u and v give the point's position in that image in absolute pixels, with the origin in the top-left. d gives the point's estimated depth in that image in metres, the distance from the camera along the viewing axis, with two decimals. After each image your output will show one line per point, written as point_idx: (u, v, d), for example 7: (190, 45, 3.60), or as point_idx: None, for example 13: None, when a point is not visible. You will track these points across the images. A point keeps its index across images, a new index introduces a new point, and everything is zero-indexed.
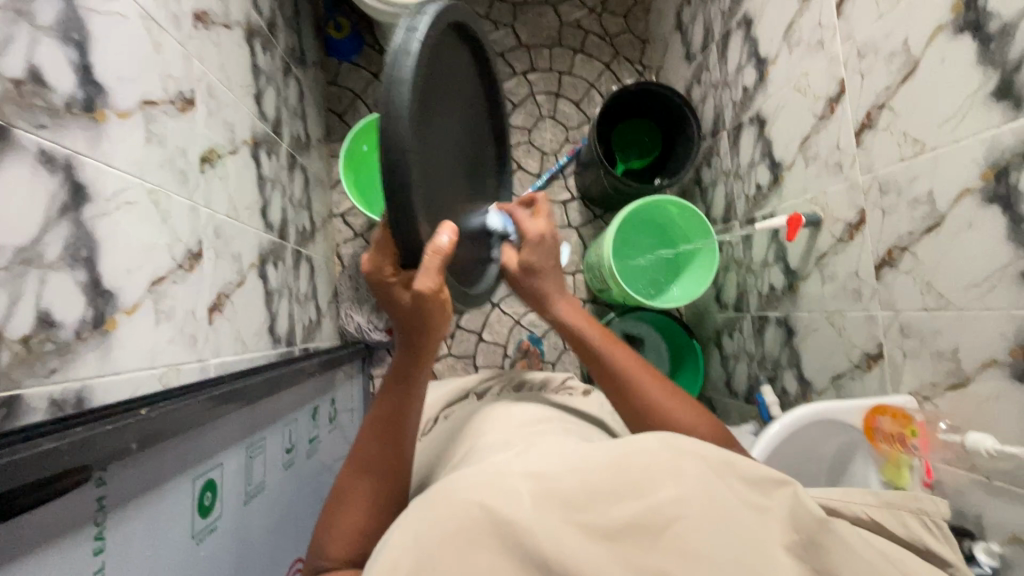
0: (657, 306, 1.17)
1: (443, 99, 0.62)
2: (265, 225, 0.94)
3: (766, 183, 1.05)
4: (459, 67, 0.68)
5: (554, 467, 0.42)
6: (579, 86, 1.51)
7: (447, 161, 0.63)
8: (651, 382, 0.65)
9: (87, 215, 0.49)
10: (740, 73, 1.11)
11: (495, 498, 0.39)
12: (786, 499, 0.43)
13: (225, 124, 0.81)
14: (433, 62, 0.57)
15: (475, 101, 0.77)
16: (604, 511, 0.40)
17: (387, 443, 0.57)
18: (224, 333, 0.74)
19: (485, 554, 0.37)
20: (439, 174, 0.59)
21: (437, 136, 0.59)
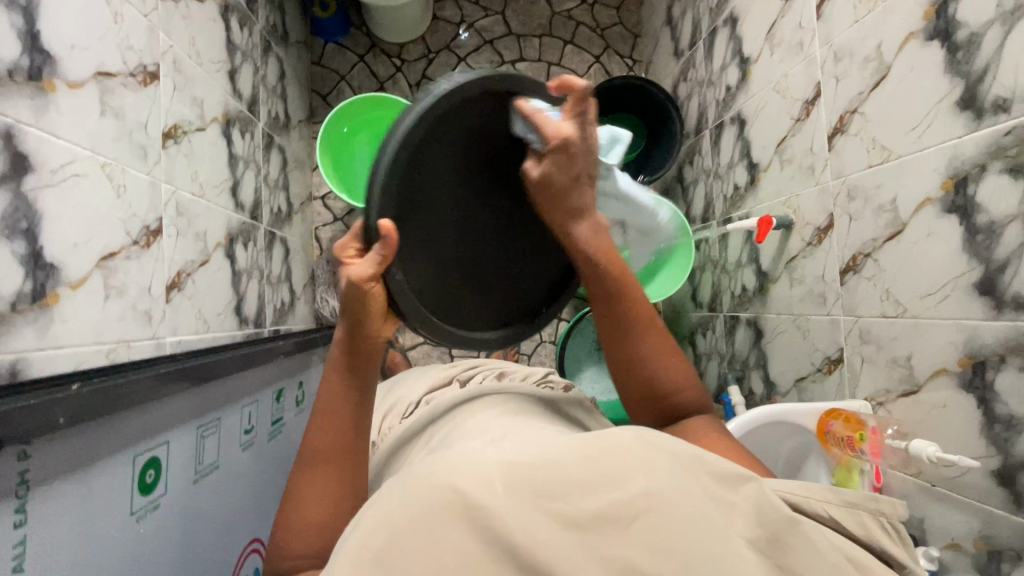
0: None
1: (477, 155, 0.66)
2: (235, 205, 0.93)
3: (743, 183, 1.05)
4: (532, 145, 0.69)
5: (533, 457, 0.41)
6: (568, 77, 1.50)
7: (450, 206, 0.65)
8: (659, 335, 0.62)
9: (28, 185, 0.48)
10: (724, 72, 1.11)
11: (464, 482, 0.39)
12: (752, 495, 0.42)
13: (194, 100, 0.80)
14: (467, 119, 0.64)
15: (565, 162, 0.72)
16: (577, 502, 0.39)
17: (343, 437, 0.56)
18: (183, 312, 0.73)
19: (451, 533, 0.37)
20: (426, 208, 0.63)
21: (440, 177, 0.64)
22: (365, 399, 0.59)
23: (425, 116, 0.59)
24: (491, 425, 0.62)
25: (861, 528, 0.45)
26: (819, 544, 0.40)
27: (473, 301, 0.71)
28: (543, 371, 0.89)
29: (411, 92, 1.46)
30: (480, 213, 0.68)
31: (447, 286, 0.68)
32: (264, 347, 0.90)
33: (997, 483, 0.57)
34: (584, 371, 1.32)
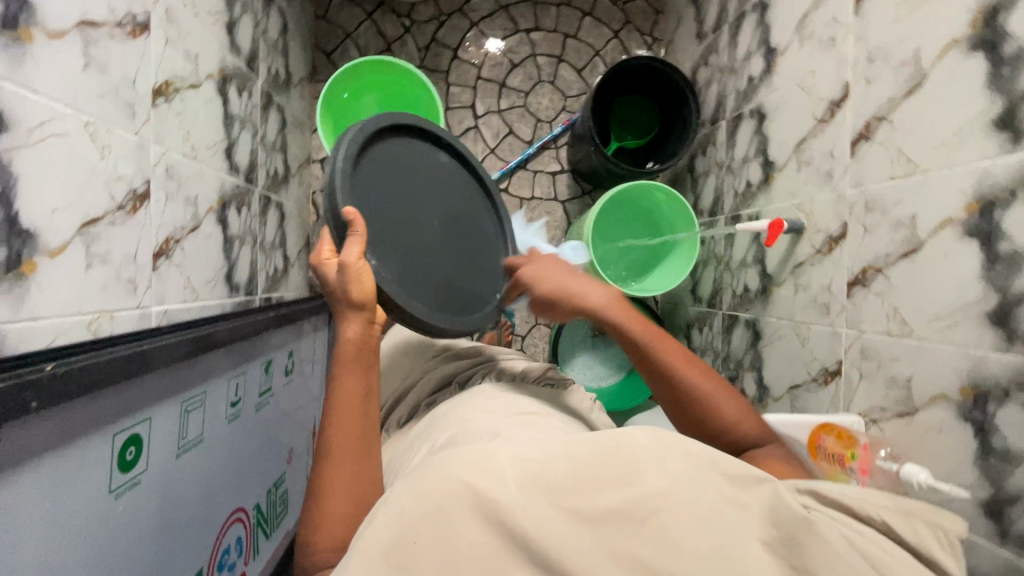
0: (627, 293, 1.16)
1: (405, 170, 0.84)
2: (229, 168, 0.89)
3: (756, 181, 1.02)
4: (441, 168, 0.91)
5: (542, 459, 0.49)
6: (583, 52, 1.44)
7: (399, 209, 0.81)
8: (699, 373, 0.77)
9: (4, 146, 0.45)
10: (748, 61, 1.06)
11: (479, 480, 0.46)
12: (765, 495, 0.46)
13: (187, 55, 0.75)
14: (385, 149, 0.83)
15: (454, 182, 0.92)
16: (588, 500, 0.46)
17: (358, 433, 0.64)
18: (171, 281, 0.71)
19: (469, 524, 0.45)
20: (380, 207, 0.78)
21: (384, 188, 0.80)
22: (369, 403, 0.67)
23: (352, 143, 0.74)
24: (495, 424, 0.70)
25: (911, 530, 0.46)
26: (836, 543, 0.42)
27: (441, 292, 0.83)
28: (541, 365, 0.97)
29: (419, 56, 1.39)
30: (422, 211, 0.84)
31: (413, 273, 0.79)
32: (275, 325, 0.92)
33: (984, 514, 0.57)
34: (576, 358, 1.33)
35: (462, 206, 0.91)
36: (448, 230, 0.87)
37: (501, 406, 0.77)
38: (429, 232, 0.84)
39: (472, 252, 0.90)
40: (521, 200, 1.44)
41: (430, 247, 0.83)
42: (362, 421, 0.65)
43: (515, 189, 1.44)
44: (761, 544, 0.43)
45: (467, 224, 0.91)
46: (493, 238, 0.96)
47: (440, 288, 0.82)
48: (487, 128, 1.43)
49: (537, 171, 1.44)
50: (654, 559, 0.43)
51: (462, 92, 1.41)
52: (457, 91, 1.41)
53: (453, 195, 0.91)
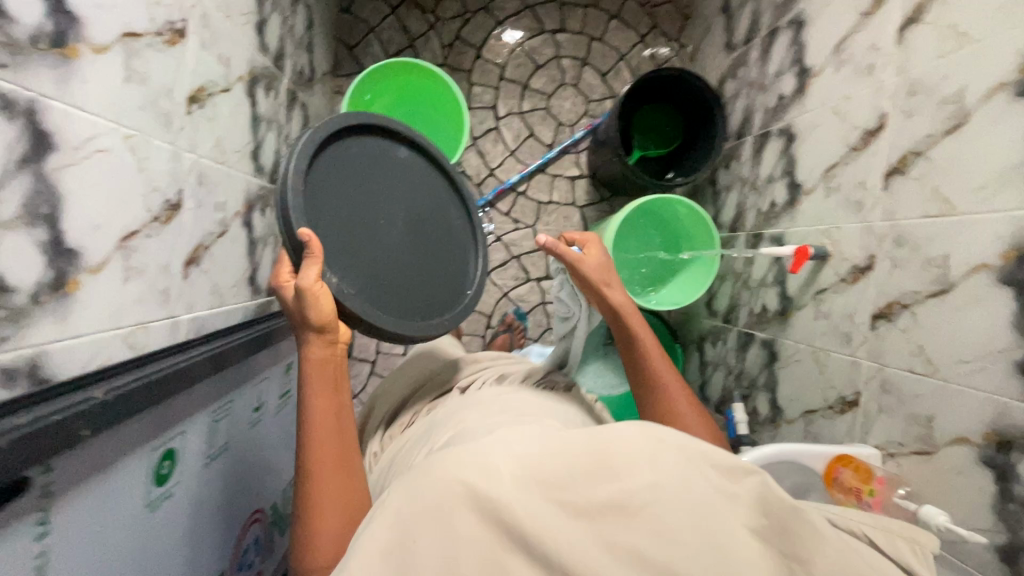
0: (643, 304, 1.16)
1: (361, 174, 0.82)
2: (255, 169, 0.89)
3: (781, 202, 1.02)
4: (398, 164, 0.89)
5: (537, 453, 0.48)
6: (608, 56, 1.42)
7: (359, 217, 0.80)
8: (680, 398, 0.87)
9: (50, 166, 0.45)
10: (779, 79, 1.04)
11: (476, 475, 0.45)
12: (755, 487, 0.49)
13: (220, 59, 0.74)
14: (343, 151, 0.81)
15: (415, 180, 0.91)
16: (584, 492, 0.46)
17: (340, 440, 0.67)
18: (201, 288, 0.71)
19: (466, 519, 0.43)
20: (338, 217, 0.77)
21: (345, 195, 0.79)
22: (345, 413, 0.69)
23: (307, 149, 0.73)
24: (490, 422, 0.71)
25: (891, 547, 0.54)
26: (826, 532, 0.47)
27: (408, 296, 0.83)
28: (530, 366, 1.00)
29: (442, 54, 1.37)
30: (383, 214, 0.83)
31: (374, 278, 0.79)
32: (269, 321, 0.91)
33: (999, 559, 0.59)
34: (588, 365, 1.33)
35: (425, 202, 0.90)
36: (412, 232, 0.86)
37: (503, 403, 0.79)
38: (392, 237, 0.83)
39: (440, 250, 0.90)
40: (538, 204, 1.43)
41: (394, 252, 0.83)
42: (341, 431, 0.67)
43: (533, 192, 1.43)
44: (748, 530, 0.46)
45: (431, 220, 0.90)
46: (459, 230, 0.95)
47: (406, 292, 0.83)
48: (508, 129, 1.41)
49: (556, 175, 1.44)
50: (655, 552, 0.43)
51: (484, 91, 1.39)
52: (479, 90, 1.39)
53: (415, 192, 0.90)
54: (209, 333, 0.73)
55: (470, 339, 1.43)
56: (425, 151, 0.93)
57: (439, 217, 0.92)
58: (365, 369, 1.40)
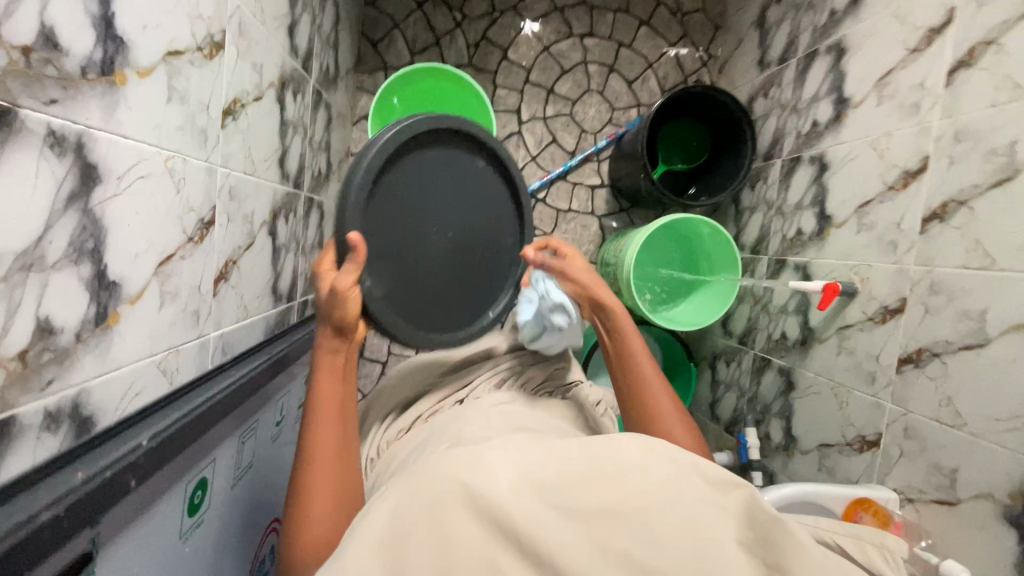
0: (662, 323, 1.16)
1: (425, 183, 0.83)
2: (281, 176, 0.87)
3: (809, 231, 1.01)
4: (469, 174, 0.88)
5: (531, 458, 0.50)
6: (636, 63, 1.40)
7: (408, 225, 0.82)
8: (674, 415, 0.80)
9: (96, 200, 0.43)
10: (815, 105, 1.03)
11: (472, 477, 0.47)
12: (743, 500, 0.48)
13: (254, 67, 0.72)
14: (420, 150, 0.83)
15: (485, 193, 0.89)
16: (579, 498, 0.47)
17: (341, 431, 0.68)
18: (228, 303, 0.70)
19: (461, 519, 0.46)
20: (385, 224, 0.80)
21: (406, 196, 0.82)
22: (346, 404, 0.71)
23: (380, 150, 0.76)
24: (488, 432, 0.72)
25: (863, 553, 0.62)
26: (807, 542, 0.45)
27: (431, 305, 0.85)
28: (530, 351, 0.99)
29: (467, 53, 1.34)
30: (434, 225, 0.84)
31: (407, 283, 0.82)
32: (277, 338, 0.88)
33: None
34: (599, 377, 1.34)
35: (484, 216, 0.89)
36: (460, 245, 0.86)
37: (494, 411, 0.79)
38: (438, 246, 0.84)
39: (483, 266, 0.90)
40: (557, 212, 1.42)
41: (435, 263, 0.85)
42: (343, 427, 0.69)
43: (553, 200, 1.41)
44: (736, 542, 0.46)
45: (484, 235, 0.89)
46: (508, 249, 0.93)
47: (438, 303, 0.86)
48: (530, 134, 1.39)
49: (577, 184, 1.42)
50: (645, 556, 0.44)
51: (508, 94, 1.37)
52: (503, 93, 1.37)
53: (479, 204, 0.89)
54: (231, 357, 0.72)
55: None
56: (506, 165, 0.90)
57: (497, 234, 0.91)
58: (375, 370, 1.40)
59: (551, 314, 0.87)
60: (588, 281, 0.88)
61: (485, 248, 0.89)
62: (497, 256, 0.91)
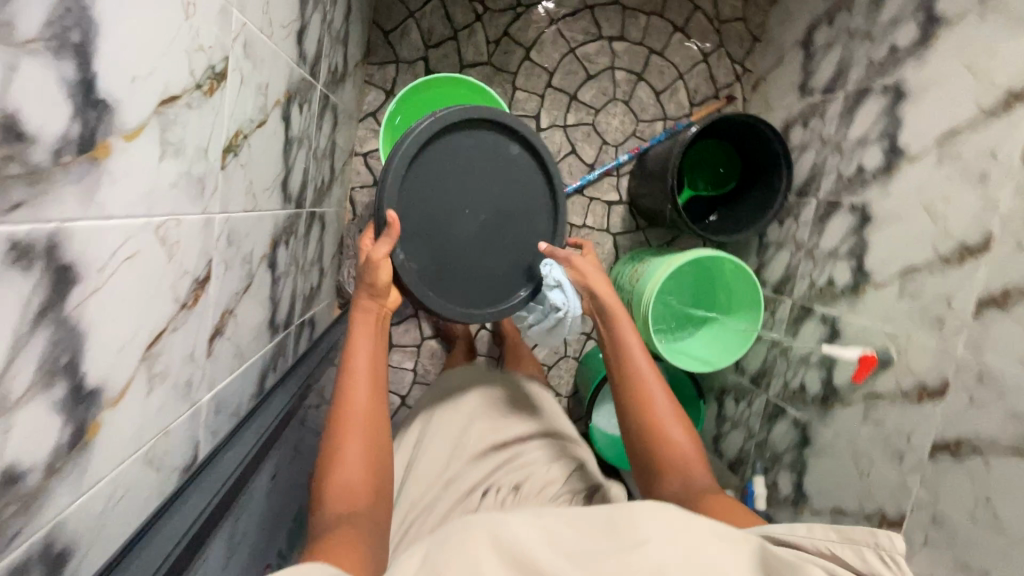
0: (675, 358, 1.12)
1: (460, 168, 0.90)
2: (284, 200, 0.79)
3: (841, 283, 0.96)
4: (503, 159, 0.92)
5: (559, 525, 0.57)
6: (666, 72, 1.31)
7: (445, 206, 0.89)
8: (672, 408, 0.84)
9: (71, 305, 0.36)
10: (861, 149, 0.96)
11: (502, 529, 0.54)
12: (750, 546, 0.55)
13: (259, 89, 0.62)
14: (459, 141, 0.90)
15: (518, 179, 0.94)
16: (597, 547, 0.55)
17: (372, 405, 0.74)
18: (223, 357, 0.64)
19: (490, 562, 0.51)
20: (426, 205, 0.89)
21: (441, 182, 0.89)
22: (376, 377, 0.77)
23: (414, 140, 0.86)
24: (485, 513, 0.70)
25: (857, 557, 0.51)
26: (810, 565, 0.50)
27: (460, 282, 0.92)
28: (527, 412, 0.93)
29: (487, 51, 1.25)
30: (469, 205, 0.90)
31: (440, 259, 0.90)
32: (267, 400, 0.81)
33: None
34: (604, 404, 1.32)
35: (519, 198, 0.94)
36: (495, 225, 0.92)
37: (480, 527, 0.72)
38: (469, 227, 0.91)
39: (516, 245, 0.95)
40: (571, 226, 1.35)
41: (470, 241, 0.91)
42: (371, 395, 0.75)
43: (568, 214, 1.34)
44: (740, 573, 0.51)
45: (518, 216, 0.94)
46: (543, 231, 0.97)
47: (473, 278, 0.92)
48: (548, 143, 1.30)
49: (594, 199, 1.35)
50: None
51: (528, 99, 1.28)
52: (523, 97, 1.27)
53: (513, 187, 0.93)
54: (219, 439, 0.66)
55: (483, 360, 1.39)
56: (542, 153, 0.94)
57: (528, 219, 0.95)
58: None
59: (549, 297, 1.09)
60: (591, 272, 0.94)
61: (516, 231, 0.94)
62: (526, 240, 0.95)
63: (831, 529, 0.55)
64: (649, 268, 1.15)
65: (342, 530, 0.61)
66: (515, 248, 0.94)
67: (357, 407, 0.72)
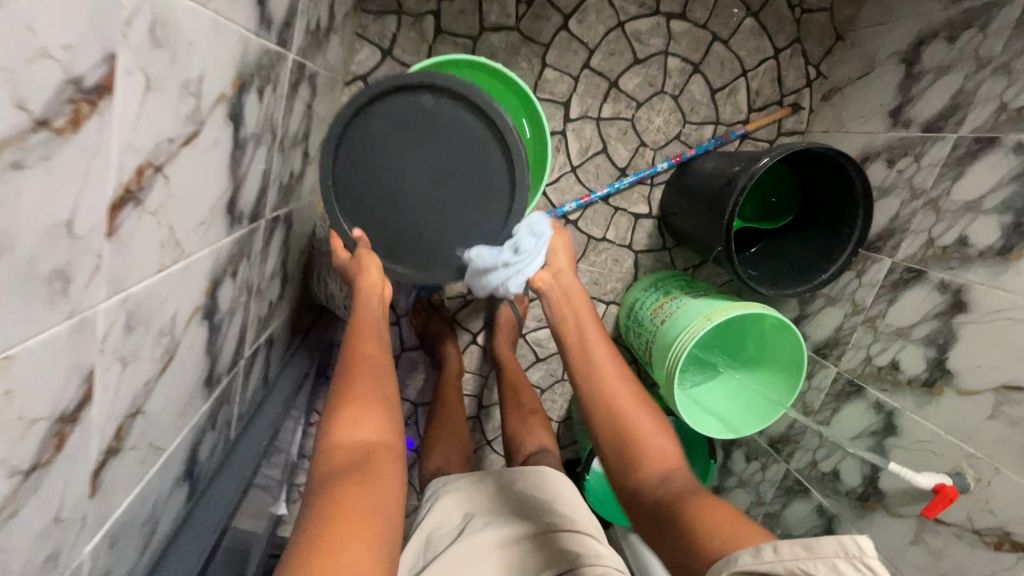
0: (688, 416, 0.99)
1: (383, 147, 0.75)
2: (232, 223, 0.57)
3: (911, 372, 0.82)
4: (420, 118, 0.74)
5: None
6: (728, 67, 1.07)
7: (387, 188, 0.76)
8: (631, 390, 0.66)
9: None
10: (968, 217, 0.77)
11: None
12: None
13: (189, 87, 0.40)
14: (375, 120, 0.74)
15: (453, 133, 0.74)
16: None
17: (379, 359, 0.67)
18: (124, 475, 0.44)
19: None
20: (369, 197, 0.77)
21: (375, 169, 0.76)
22: (381, 344, 0.69)
23: (331, 145, 0.75)
24: None
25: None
26: None
27: (438, 256, 0.79)
28: (535, 511, 0.70)
29: (515, 12, 1.00)
30: (406, 181, 0.76)
31: (412, 242, 0.78)
32: (196, 509, 0.64)
33: None
34: None
35: (458, 148, 0.75)
36: (442, 189, 0.76)
37: None
38: (418, 203, 0.76)
39: (476, 203, 0.77)
40: (588, 239, 1.14)
41: (425, 217, 0.77)
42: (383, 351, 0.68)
43: (587, 224, 1.14)
44: None
45: (464, 171, 0.75)
46: (500, 169, 0.76)
47: (444, 256, 0.79)
48: (576, 138, 1.08)
49: (619, 209, 1.14)
50: None
51: (558, 80, 1.04)
52: (552, 78, 1.04)
53: (446, 141, 0.75)
54: None
55: (470, 378, 1.22)
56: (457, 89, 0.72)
57: (477, 171, 0.76)
58: None
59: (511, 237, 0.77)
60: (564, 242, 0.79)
61: (470, 189, 0.76)
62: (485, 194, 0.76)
63: (795, 546, 0.40)
64: (679, 313, 0.98)
65: (347, 482, 0.51)
66: (474, 207, 0.77)
67: (369, 358, 0.66)
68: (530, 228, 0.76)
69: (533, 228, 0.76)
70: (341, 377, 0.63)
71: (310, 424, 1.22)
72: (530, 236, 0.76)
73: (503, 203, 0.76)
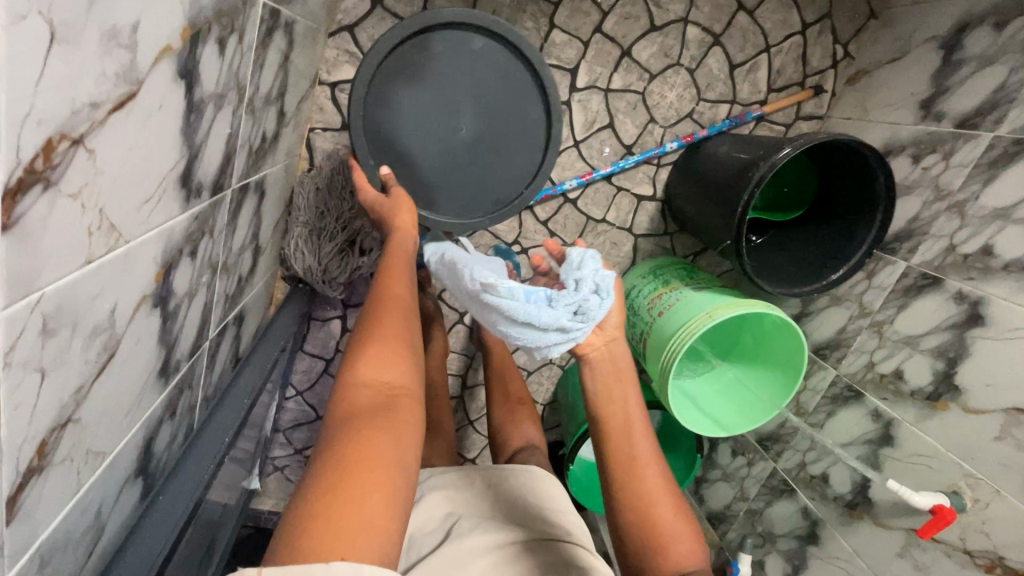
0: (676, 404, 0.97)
1: (420, 84, 0.74)
2: (188, 198, 0.50)
3: (915, 383, 0.79)
4: (466, 60, 0.74)
5: None
6: (750, 40, 0.99)
7: (421, 128, 0.75)
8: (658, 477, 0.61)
9: None
10: (995, 225, 0.72)
11: None
12: None
13: (118, 37, 0.32)
14: (414, 56, 0.73)
15: (495, 80, 0.76)
16: None
17: (409, 295, 0.63)
18: (51, 492, 0.38)
19: None
20: (397, 135, 0.75)
21: (409, 107, 0.74)
22: (411, 281, 0.65)
23: (365, 77, 0.71)
24: None
25: None
26: None
27: (463, 200, 0.80)
28: (526, 513, 0.67)
29: None
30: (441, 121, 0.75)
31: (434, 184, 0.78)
32: (155, 505, 0.59)
33: None
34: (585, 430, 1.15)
35: (498, 96, 0.76)
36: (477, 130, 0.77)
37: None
38: (450, 146, 0.76)
39: (510, 152, 0.79)
40: (587, 220, 1.07)
41: (448, 157, 0.77)
42: (411, 288, 0.64)
43: (587, 204, 1.06)
44: None
45: (503, 120, 0.77)
46: (537, 124, 0.79)
47: (470, 200, 0.80)
48: (581, 110, 0.99)
49: (621, 190, 1.06)
50: None
51: (566, 44, 0.95)
52: (559, 42, 0.94)
53: (490, 87, 0.76)
54: None
55: (455, 358, 1.17)
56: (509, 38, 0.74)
57: (514, 121, 0.78)
58: (317, 367, 1.15)
59: (566, 301, 0.60)
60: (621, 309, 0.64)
61: (505, 138, 0.78)
62: (520, 144, 0.79)
63: None
64: (678, 305, 0.93)
65: (367, 424, 0.48)
66: (507, 155, 0.79)
67: (399, 292, 0.62)
68: (595, 302, 0.61)
69: (599, 302, 0.61)
70: (367, 312, 0.59)
71: (286, 398, 1.16)
72: (592, 313, 0.61)
73: (534, 153, 0.80)
